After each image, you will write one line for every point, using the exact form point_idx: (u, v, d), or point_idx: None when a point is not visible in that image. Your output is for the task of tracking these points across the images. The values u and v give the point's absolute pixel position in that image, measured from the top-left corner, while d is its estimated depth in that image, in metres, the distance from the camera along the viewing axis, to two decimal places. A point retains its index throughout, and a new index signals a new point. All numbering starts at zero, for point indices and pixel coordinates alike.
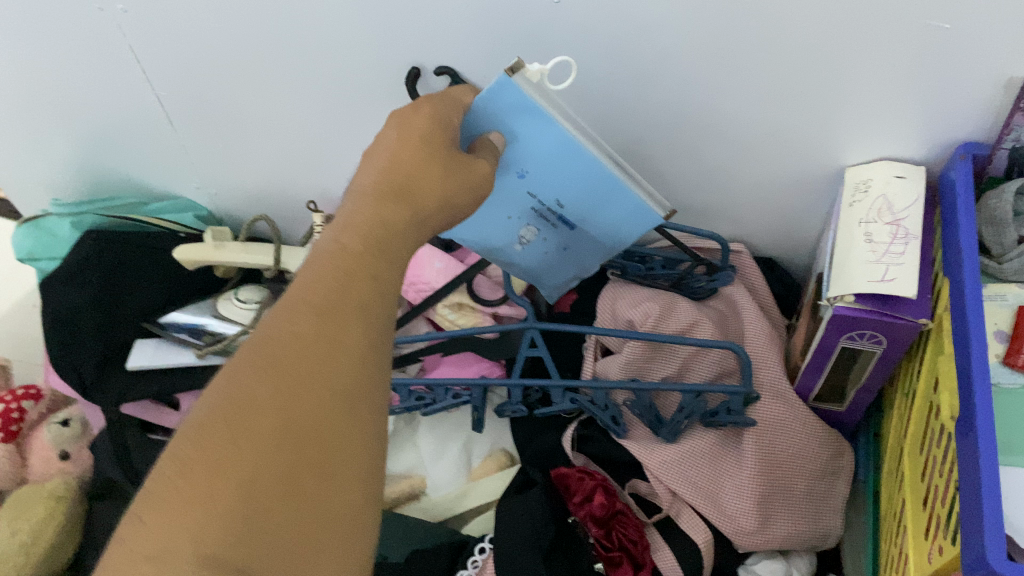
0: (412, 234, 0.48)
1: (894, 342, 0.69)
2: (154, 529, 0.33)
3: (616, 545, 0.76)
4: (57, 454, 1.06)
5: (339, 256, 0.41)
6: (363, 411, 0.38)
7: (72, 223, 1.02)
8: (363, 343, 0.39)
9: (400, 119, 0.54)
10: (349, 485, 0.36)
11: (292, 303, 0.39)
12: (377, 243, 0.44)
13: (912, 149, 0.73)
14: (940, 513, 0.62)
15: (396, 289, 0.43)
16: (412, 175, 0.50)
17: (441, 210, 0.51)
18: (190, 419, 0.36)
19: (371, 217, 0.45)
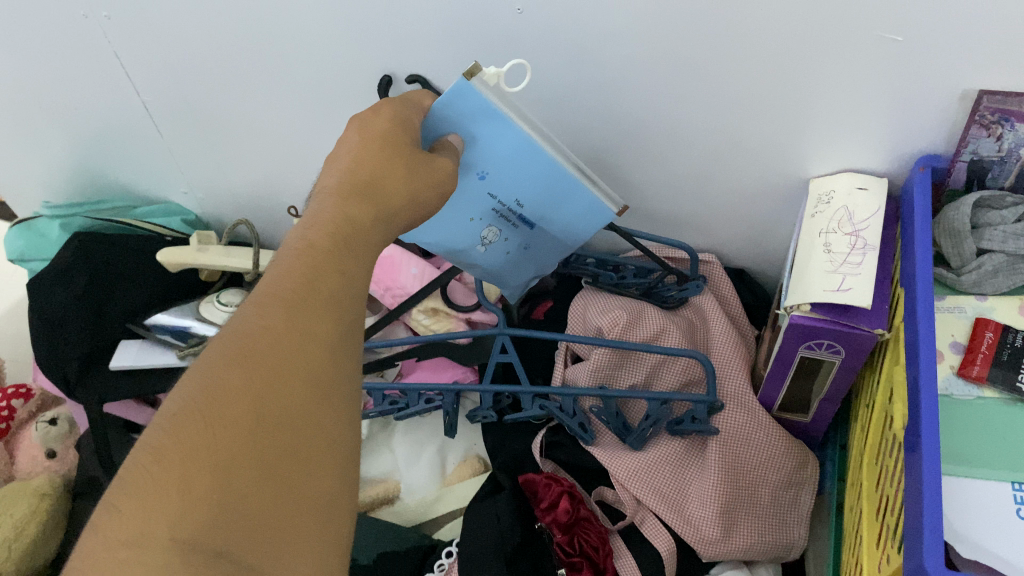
0: (378, 232, 0.47)
1: (852, 352, 0.69)
2: (128, 516, 0.31)
3: (578, 551, 0.77)
4: (44, 452, 1.07)
5: (307, 253, 0.41)
6: (337, 402, 0.37)
7: (62, 224, 1.05)
8: (334, 335, 0.38)
9: (362, 121, 0.54)
10: (325, 474, 0.35)
11: (262, 299, 0.38)
12: (344, 240, 0.43)
13: (873, 162, 0.74)
14: (890, 522, 0.61)
15: (362, 286, 0.42)
16: (376, 174, 0.49)
17: (410, 210, 0.51)
18: (163, 412, 0.34)
19: (337, 215, 0.45)
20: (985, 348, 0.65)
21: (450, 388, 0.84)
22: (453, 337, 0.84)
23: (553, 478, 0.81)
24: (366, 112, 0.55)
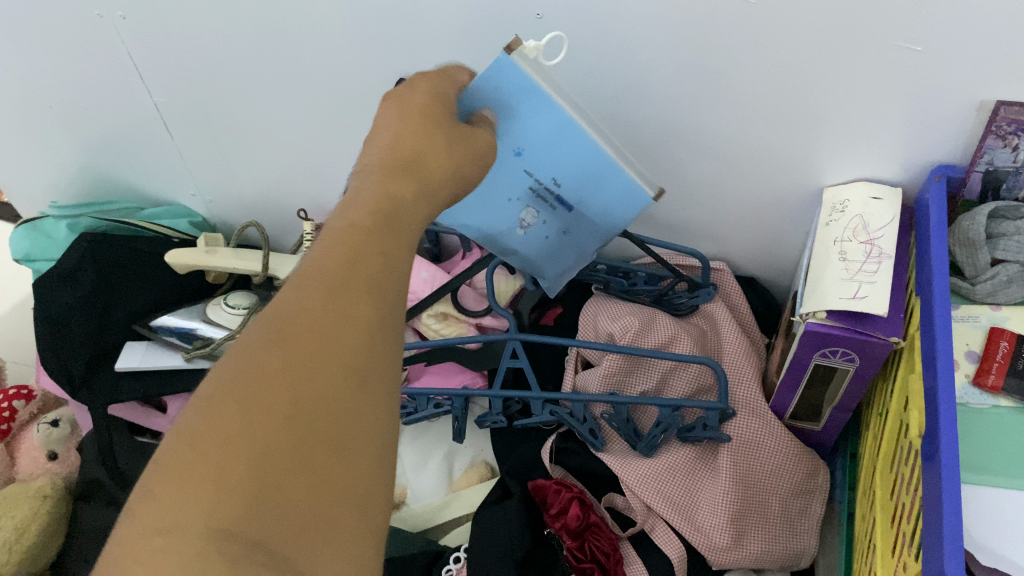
0: (424, 209, 0.43)
1: (867, 360, 0.69)
2: (160, 504, 0.27)
3: (589, 557, 0.77)
4: (45, 453, 1.07)
5: (351, 228, 0.37)
6: (383, 392, 0.33)
7: (69, 224, 1.04)
8: (380, 317, 0.34)
9: (396, 94, 0.49)
10: (370, 471, 0.31)
11: (304, 273, 0.34)
12: (390, 217, 0.39)
13: (887, 170, 0.74)
14: (905, 529, 0.61)
15: (409, 266, 0.38)
16: (421, 148, 0.44)
17: (454, 184, 0.46)
18: (199, 394, 0.30)
19: (381, 191, 0.40)
20: (1000, 358, 0.65)
21: (459, 392, 0.84)
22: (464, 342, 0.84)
23: (563, 484, 0.81)
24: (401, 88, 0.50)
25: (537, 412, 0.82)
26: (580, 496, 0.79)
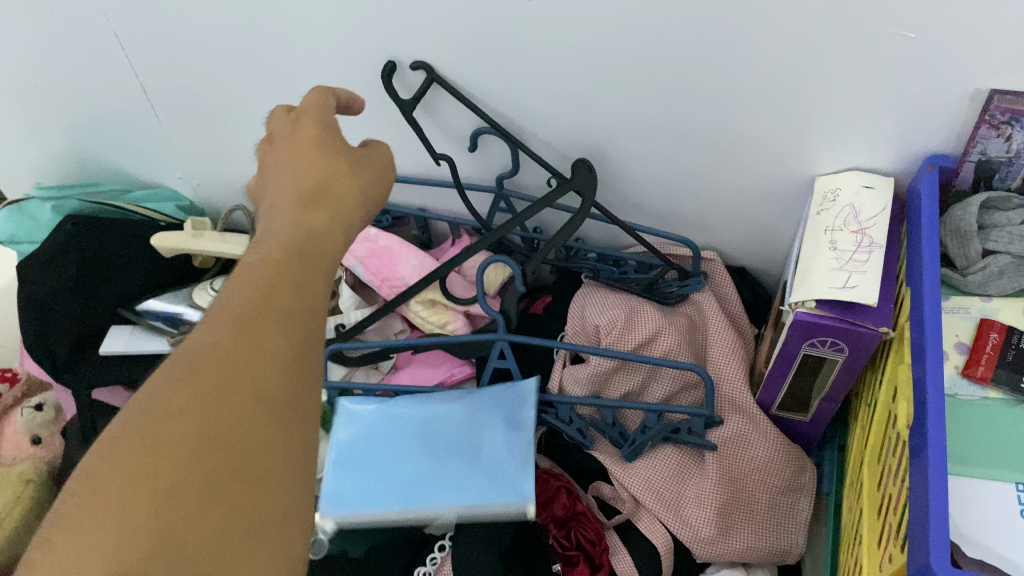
0: (336, 235, 0.49)
1: (856, 351, 0.69)
2: (68, 547, 0.29)
3: (575, 544, 0.76)
4: (29, 438, 1.05)
5: (261, 271, 0.42)
6: (289, 421, 0.37)
7: (55, 206, 1.04)
8: (285, 353, 0.39)
9: (285, 134, 0.55)
10: (274, 494, 0.35)
11: (215, 317, 0.39)
12: (298, 255, 0.45)
13: (878, 160, 0.73)
14: (892, 521, 0.61)
15: (316, 298, 0.43)
16: (325, 177, 0.51)
17: (360, 209, 0.53)
18: (106, 435, 0.33)
19: (293, 229, 0.46)
20: (990, 349, 0.64)
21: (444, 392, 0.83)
22: (451, 341, 0.83)
23: (549, 476, 0.81)
24: (286, 122, 0.56)
25: None
26: (568, 486, 0.80)
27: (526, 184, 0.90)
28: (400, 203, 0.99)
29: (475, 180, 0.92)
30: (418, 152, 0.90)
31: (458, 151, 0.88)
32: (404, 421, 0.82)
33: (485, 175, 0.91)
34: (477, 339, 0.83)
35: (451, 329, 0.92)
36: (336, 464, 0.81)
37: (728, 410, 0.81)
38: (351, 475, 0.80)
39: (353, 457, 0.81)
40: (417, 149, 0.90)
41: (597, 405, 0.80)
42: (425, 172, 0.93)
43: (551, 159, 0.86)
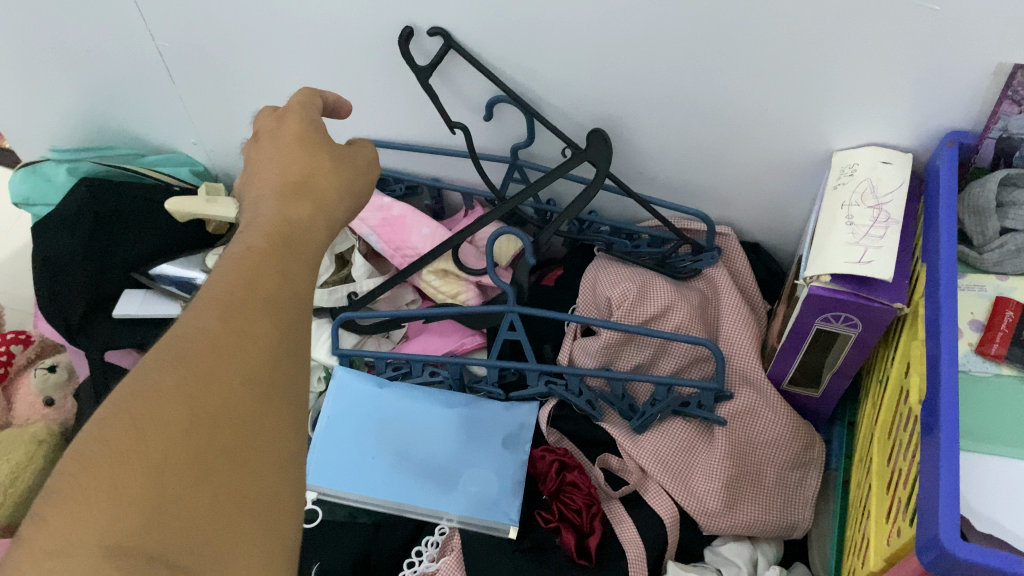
0: (321, 223, 0.52)
1: (870, 326, 0.68)
2: (56, 526, 0.30)
3: (558, 517, 0.76)
4: (41, 399, 1.07)
5: (246, 255, 0.43)
6: (278, 401, 0.39)
7: (69, 168, 1.04)
8: (273, 335, 0.40)
9: (269, 131, 0.57)
10: (264, 473, 0.37)
11: (205, 298, 0.40)
12: (283, 242, 0.46)
13: (896, 136, 0.73)
14: (901, 495, 0.61)
15: (302, 283, 0.45)
16: (308, 171, 0.54)
17: (343, 199, 0.55)
18: (95, 417, 0.34)
19: (276, 216, 0.48)
20: (1005, 327, 0.64)
21: (455, 360, 0.83)
22: (463, 310, 0.83)
23: (547, 450, 0.82)
24: (272, 121, 0.58)
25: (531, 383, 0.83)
26: (563, 460, 0.80)
27: (541, 155, 0.89)
28: (414, 173, 0.99)
29: (489, 150, 0.91)
30: (432, 121, 0.90)
31: (473, 120, 0.88)
32: (397, 404, 0.85)
33: (500, 145, 0.90)
34: (488, 309, 0.83)
35: (462, 299, 0.91)
36: (325, 437, 0.83)
37: (737, 384, 0.81)
38: (340, 449, 0.82)
39: (344, 433, 0.83)
40: (431, 118, 0.90)
41: (606, 377, 0.80)
42: (439, 142, 0.93)
43: (566, 129, 0.86)
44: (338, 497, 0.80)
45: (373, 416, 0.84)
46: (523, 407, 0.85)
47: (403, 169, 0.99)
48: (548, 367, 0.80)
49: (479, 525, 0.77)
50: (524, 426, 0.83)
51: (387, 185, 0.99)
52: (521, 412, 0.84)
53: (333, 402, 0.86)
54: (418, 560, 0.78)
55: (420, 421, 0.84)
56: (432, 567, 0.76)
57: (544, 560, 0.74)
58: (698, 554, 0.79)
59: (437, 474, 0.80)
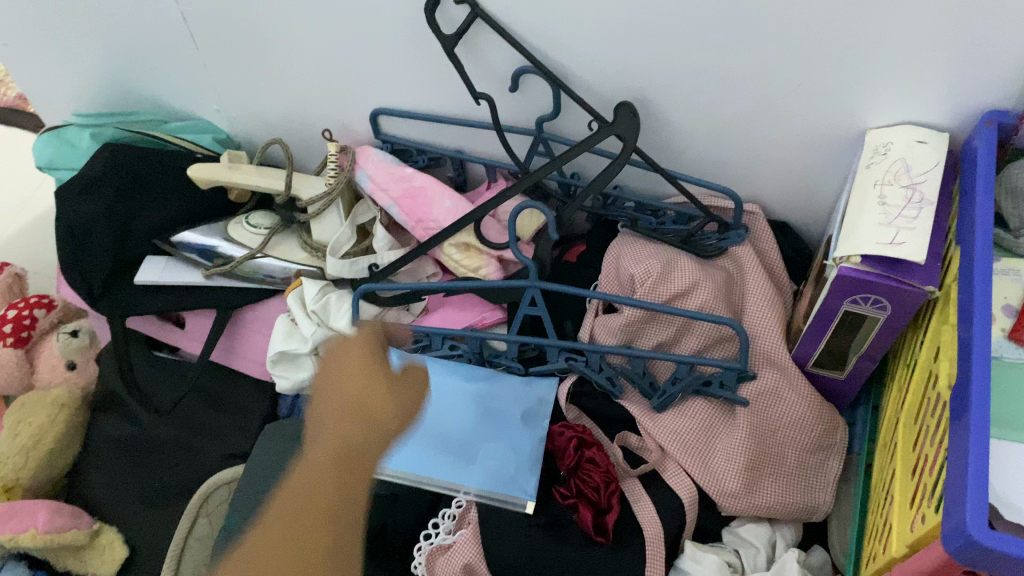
0: (375, 439, 0.68)
1: (900, 309, 0.67)
2: None
3: (576, 493, 0.75)
4: (64, 363, 1.08)
5: (296, 494, 0.63)
6: None
7: (93, 134, 1.04)
8: (306, 559, 0.60)
9: (346, 353, 0.74)
10: None
11: (262, 543, 0.61)
12: (333, 465, 0.65)
13: (934, 115, 0.71)
14: (927, 482, 0.60)
15: (348, 525, 0.63)
16: (367, 398, 0.70)
17: (397, 420, 0.70)
18: None
19: (335, 446, 0.66)
20: None
21: (476, 335, 0.83)
22: (484, 284, 0.83)
23: (566, 426, 0.80)
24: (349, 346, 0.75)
25: (551, 359, 0.82)
26: (582, 436, 0.78)
27: (567, 128, 0.88)
28: (437, 144, 0.98)
29: (514, 122, 0.90)
30: (457, 92, 0.89)
31: (499, 91, 0.87)
32: None
33: (525, 117, 0.89)
34: (509, 284, 0.82)
35: (483, 273, 0.90)
36: None
37: (761, 364, 0.80)
38: None
39: None
40: (456, 88, 0.88)
41: (627, 355, 0.79)
42: (463, 113, 0.92)
43: (593, 102, 0.84)
44: None
45: None
46: (542, 382, 0.85)
47: (426, 140, 0.98)
48: (568, 344, 0.79)
49: (496, 498, 0.76)
50: (543, 402, 0.83)
51: (409, 156, 0.99)
52: (541, 388, 0.84)
53: None
54: (434, 533, 0.77)
55: (439, 394, 0.84)
56: (448, 540, 0.75)
57: (561, 536, 0.74)
58: (715, 535, 0.79)
59: (455, 447, 0.80)
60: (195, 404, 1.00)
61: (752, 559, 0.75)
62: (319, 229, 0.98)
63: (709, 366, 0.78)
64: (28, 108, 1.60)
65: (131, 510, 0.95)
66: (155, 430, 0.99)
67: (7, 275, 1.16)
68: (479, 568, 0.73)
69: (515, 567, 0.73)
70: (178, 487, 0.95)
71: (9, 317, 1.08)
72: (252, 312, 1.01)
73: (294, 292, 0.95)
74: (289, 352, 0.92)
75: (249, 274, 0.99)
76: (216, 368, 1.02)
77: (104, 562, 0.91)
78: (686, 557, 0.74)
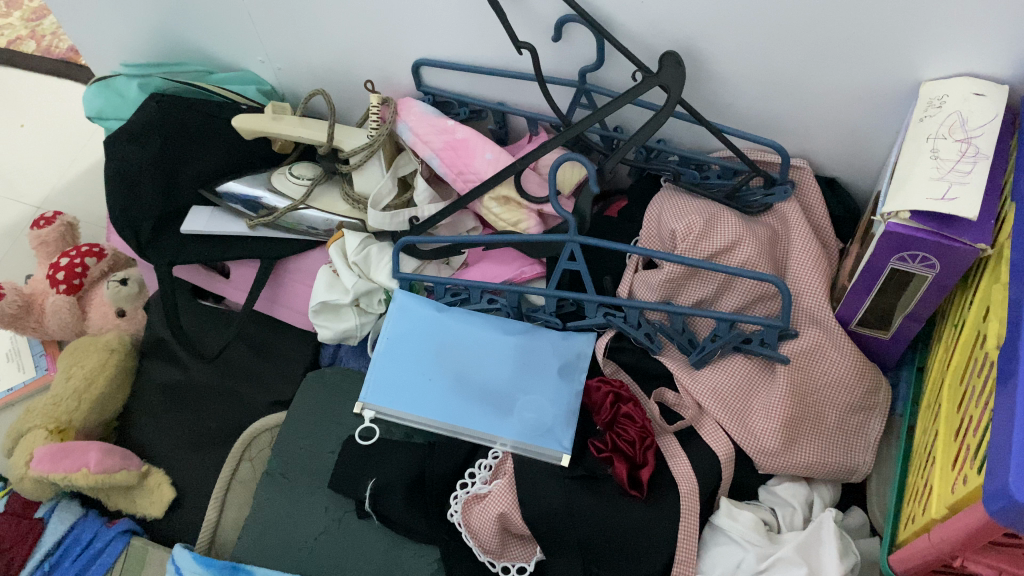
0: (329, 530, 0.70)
1: (949, 267, 0.65)
2: None
3: (610, 447, 0.75)
4: (114, 310, 1.10)
5: None
6: None
7: (140, 84, 1.06)
8: None
9: None
10: None
11: None
12: None
13: (993, 65, 0.68)
14: (970, 444, 0.58)
15: None
16: None
17: None
18: None
19: None
20: None
21: (514, 289, 0.83)
22: (523, 238, 0.82)
23: (604, 380, 0.81)
24: None
25: (589, 314, 0.82)
26: (618, 392, 0.79)
27: (610, 79, 0.87)
28: (479, 97, 0.97)
29: (556, 73, 0.89)
30: (499, 42, 0.88)
31: (543, 40, 0.85)
32: (456, 327, 0.85)
33: (568, 68, 0.88)
34: (549, 239, 0.81)
35: (523, 228, 0.90)
36: (385, 357, 0.84)
37: (803, 323, 0.78)
38: (400, 369, 0.83)
39: (403, 354, 0.83)
40: (498, 38, 0.87)
41: (666, 311, 0.78)
42: (505, 64, 0.90)
43: (638, 52, 0.83)
44: (394, 416, 0.82)
45: (430, 339, 0.84)
46: (580, 336, 0.84)
47: (468, 92, 0.97)
48: (607, 299, 0.79)
49: (532, 449, 0.78)
50: (581, 355, 0.83)
51: (451, 109, 0.99)
52: (579, 342, 0.84)
53: (394, 322, 0.86)
54: (470, 481, 0.79)
55: (478, 344, 0.84)
56: (484, 489, 0.77)
57: (597, 489, 0.74)
58: (752, 493, 0.78)
59: (492, 399, 0.80)
60: (241, 351, 1.02)
61: (789, 519, 0.74)
62: (361, 182, 0.98)
63: (751, 323, 0.77)
64: (80, 60, 1.62)
65: (179, 453, 0.98)
66: (201, 375, 1.01)
67: (60, 224, 1.19)
68: (513, 516, 0.74)
69: (550, 518, 0.73)
70: (223, 432, 0.98)
71: (61, 266, 1.12)
72: (294, 263, 1.02)
73: (335, 244, 0.95)
74: (331, 303, 0.93)
75: (291, 226, 1.00)
76: (260, 317, 1.04)
77: (153, 502, 0.95)
78: (721, 514, 0.74)
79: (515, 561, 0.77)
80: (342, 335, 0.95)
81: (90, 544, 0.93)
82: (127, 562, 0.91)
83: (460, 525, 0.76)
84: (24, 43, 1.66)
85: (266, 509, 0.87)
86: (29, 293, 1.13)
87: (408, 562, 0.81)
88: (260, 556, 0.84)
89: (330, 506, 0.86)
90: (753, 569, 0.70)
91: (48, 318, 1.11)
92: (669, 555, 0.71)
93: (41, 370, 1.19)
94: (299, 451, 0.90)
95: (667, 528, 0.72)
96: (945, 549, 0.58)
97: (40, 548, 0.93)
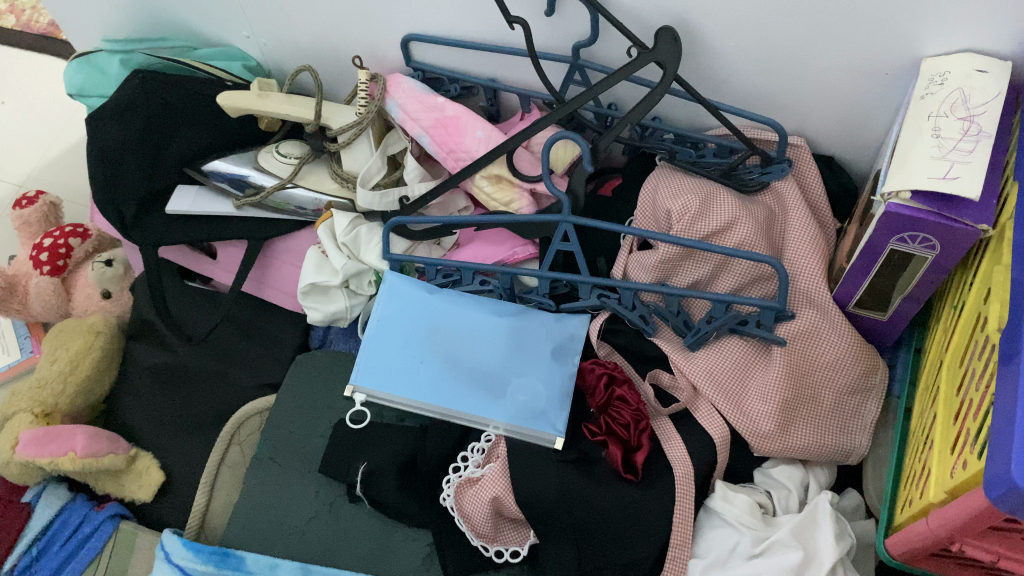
0: None
1: (950, 248, 0.64)
2: None
3: (605, 430, 0.74)
4: (99, 292, 1.09)
5: None
6: None
7: (123, 60, 1.03)
8: None
9: None
10: None
11: None
12: None
13: (996, 41, 0.67)
14: (969, 427, 0.57)
15: None
16: None
17: None
18: None
19: None
20: None
21: (507, 270, 0.81)
22: (517, 218, 0.80)
23: (597, 362, 0.80)
24: None
25: (583, 295, 0.81)
26: (612, 374, 0.78)
27: (605, 55, 0.85)
28: (469, 73, 0.95)
29: (549, 49, 0.87)
30: (490, 16, 0.85)
31: (535, 14, 0.83)
32: (449, 310, 0.83)
33: (561, 44, 0.86)
34: (543, 219, 0.79)
35: (515, 207, 0.88)
36: (375, 340, 0.82)
37: (801, 305, 0.77)
38: (390, 351, 0.81)
39: (393, 337, 0.82)
40: (490, 13, 0.85)
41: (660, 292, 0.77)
42: (497, 40, 0.88)
43: (634, 28, 0.81)
44: (385, 399, 0.80)
45: (421, 321, 0.83)
46: (573, 318, 0.83)
47: (459, 68, 0.95)
48: (601, 281, 0.77)
49: (525, 432, 0.76)
50: (574, 338, 0.82)
51: (442, 85, 0.97)
52: (572, 324, 0.83)
53: (385, 304, 0.84)
54: (463, 465, 0.78)
55: (470, 327, 0.82)
56: (477, 473, 0.76)
57: (591, 473, 0.73)
58: (748, 476, 0.78)
59: (485, 381, 0.79)
60: (229, 333, 1.01)
61: (784, 501, 0.74)
62: (350, 160, 0.97)
63: (747, 304, 0.76)
64: (61, 35, 1.58)
65: (168, 436, 0.97)
66: (188, 358, 1.00)
67: (43, 203, 1.16)
68: (507, 501, 0.73)
69: (545, 502, 0.72)
70: (212, 414, 0.97)
71: (45, 246, 1.09)
72: (282, 244, 1.02)
73: (323, 225, 0.94)
74: (320, 284, 0.92)
75: (279, 205, 0.99)
76: (248, 299, 1.03)
77: (141, 486, 0.94)
78: (716, 497, 0.73)
79: (508, 544, 0.76)
80: (332, 317, 0.94)
81: (78, 529, 0.91)
82: (117, 546, 0.90)
83: (453, 508, 0.76)
84: (4, 18, 1.61)
85: (255, 494, 0.86)
86: (13, 275, 1.11)
87: (401, 546, 0.80)
88: (250, 543, 0.83)
89: (321, 490, 0.85)
90: (748, 553, 0.69)
91: (32, 300, 1.09)
92: (664, 539, 0.71)
93: (27, 353, 1.18)
94: (290, 435, 0.89)
95: (662, 511, 0.71)
96: (942, 533, 0.58)
97: (27, 533, 0.92)
